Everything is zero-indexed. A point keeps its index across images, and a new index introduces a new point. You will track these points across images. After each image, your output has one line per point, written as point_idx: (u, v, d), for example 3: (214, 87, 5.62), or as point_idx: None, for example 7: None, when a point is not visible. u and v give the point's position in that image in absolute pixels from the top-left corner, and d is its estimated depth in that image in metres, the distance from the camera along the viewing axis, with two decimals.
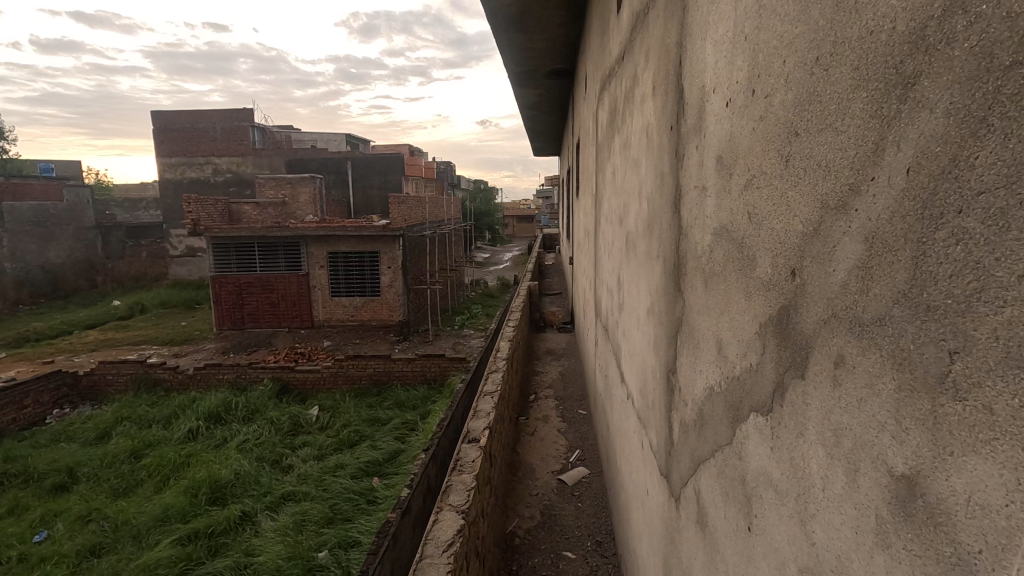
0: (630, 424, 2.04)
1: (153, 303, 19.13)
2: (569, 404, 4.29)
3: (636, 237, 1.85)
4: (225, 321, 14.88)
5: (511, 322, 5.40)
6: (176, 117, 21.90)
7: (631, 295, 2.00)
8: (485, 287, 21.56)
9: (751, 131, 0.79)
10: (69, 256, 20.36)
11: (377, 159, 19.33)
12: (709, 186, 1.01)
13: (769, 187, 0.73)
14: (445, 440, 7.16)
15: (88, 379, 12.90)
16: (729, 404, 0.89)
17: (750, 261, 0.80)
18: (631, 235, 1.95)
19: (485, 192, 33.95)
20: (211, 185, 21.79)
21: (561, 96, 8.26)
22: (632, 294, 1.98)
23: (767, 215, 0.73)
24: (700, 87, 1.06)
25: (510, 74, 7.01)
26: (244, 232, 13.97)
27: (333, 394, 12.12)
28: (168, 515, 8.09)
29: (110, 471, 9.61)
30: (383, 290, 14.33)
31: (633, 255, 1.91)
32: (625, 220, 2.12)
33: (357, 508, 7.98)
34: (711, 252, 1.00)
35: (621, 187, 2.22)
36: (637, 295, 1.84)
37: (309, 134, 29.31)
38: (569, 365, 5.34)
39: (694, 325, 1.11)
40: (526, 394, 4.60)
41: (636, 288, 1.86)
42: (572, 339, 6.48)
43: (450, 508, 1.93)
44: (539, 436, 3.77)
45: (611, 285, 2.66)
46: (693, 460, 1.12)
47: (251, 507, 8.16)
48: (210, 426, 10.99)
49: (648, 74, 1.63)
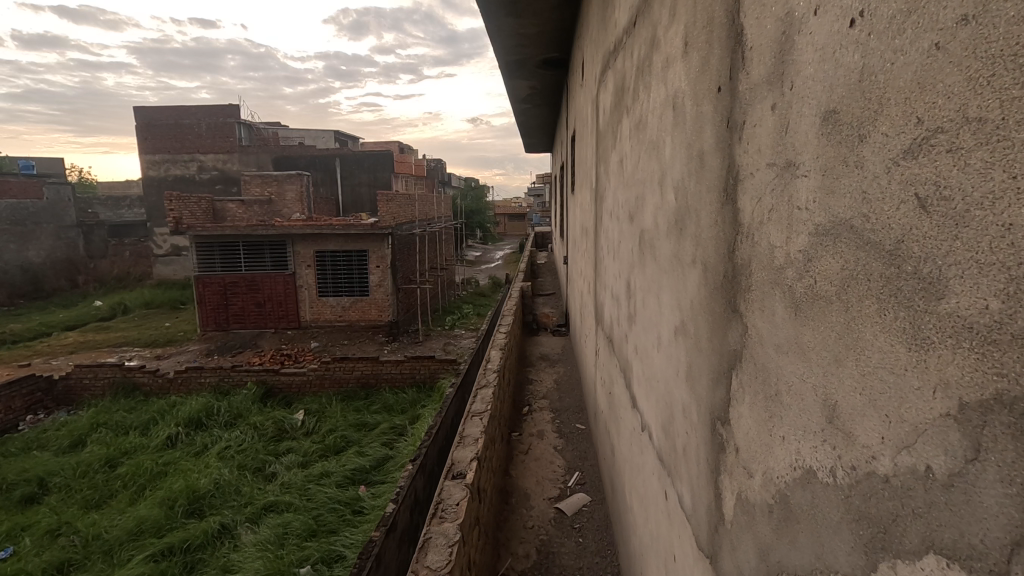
0: (646, 462, 1.70)
1: (136, 303, 18.62)
2: (565, 417, 3.96)
3: (655, 234, 1.51)
4: (209, 322, 14.43)
5: (503, 327, 5.04)
6: (160, 113, 21.40)
7: (646, 304, 1.66)
8: (476, 286, 21.19)
9: (933, 49, 0.44)
10: (49, 255, 19.82)
11: (366, 156, 18.95)
12: (804, 161, 0.66)
13: (1008, 143, 0.37)
14: (433, 449, 6.85)
15: (64, 383, 12.43)
16: (862, 516, 0.54)
17: (931, 282, 0.45)
18: (649, 233, 1.60)
19: (476, 189, 33.47)
20: (195, 182, 21.26)
21: (554, 88, 7.91)
22: (646, 303, 1.65)
23: (991, 199, 0.39)
24: (784, 16, 0.71)
25: (501, 64, 6.65)
26: (227, 231, 13.51)
27: (319, 398, 11.71)
28: (143, 528, 7.69)
29: (83, 481, 9.19)
30: (372, 290, 13.94)
31: (650, 258, 1.58)
32: (638, 216, 1.78)
33: (343, 520, 7.63)
34: (808, 264, 0.65)
35: (632, 178, 1.87)
36: (656, 308, 1.51)
37: (296, 131, 28.77)
38: (566, 372, 5.00)
39: (766, 363, 0.77)
40: (519, 405, 4.25)
41: (654, 301, 1.53)
42: (567, 343, 6.14)
43: (427, 571, 1.58)
44: (533, 455, 3.43)
45: (616, 289, 2.33)
46: (766, 563, 0.77)
47: (231, 519, 7.78)
48: (190, 432, 10.59)
49: (675, 28, 1.29)
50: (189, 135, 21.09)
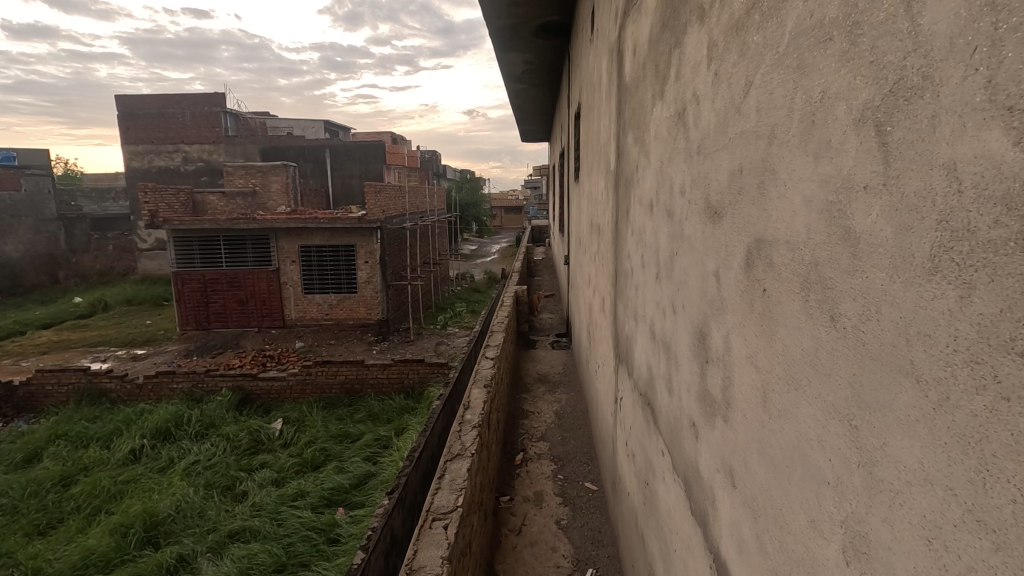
0: None
1: (116, 300, 17.61)
2: (570, 472, 3.04)
3: (836, 251, 0.60)
4: (188, 321, 13.42)
5: (491, 344, 4.11)
6: (142, 102, 20.10)
7: (769, 400, 0.77)
8: (472, 281, 20.23)
9: None
10: (28, 250, 18.76)
11: (358, 146, 17.97)
12: None
13: None
14: (415, 476, 5.94)
15: (25, 390, 11.44)
16: None
17: None
18: (793, 244, 0.69)
19: (472, 182, 32.48)
20: (179, 174, 20.13)
21: (554, 62, 6.95)
22: (775, 396, 0.75)
23: None
24: None
25: (490, 30, 5.69)
26: (207, 225, 12.56)
27: (299, 405, 10.73)
28: (90, 561, 6.72)
29: (31, 503, 8.20)
30: (359, 287, 12.99)
31: (800, 304, 0.68)
32: (745, 205, 0.86)
33: (315, 551, 6.66)
34: None
35: (725, 131, 0.95)
36: (822, 425, 0.63)
37: (286, 121, 27.62)
38: (570, 400, 4.08)
39: None
40: (510, 452, 3.34)
41: (817, 411, 0.64)
42: (569, 358, 5.24)
43: None
44: (527, 538, 2.52)
45: (666, 327, 1.42)
46: None
47: (191, 548, 6.83)
48: (156, 445, 9.60)
49: None
50: (173, 125, 19.97)
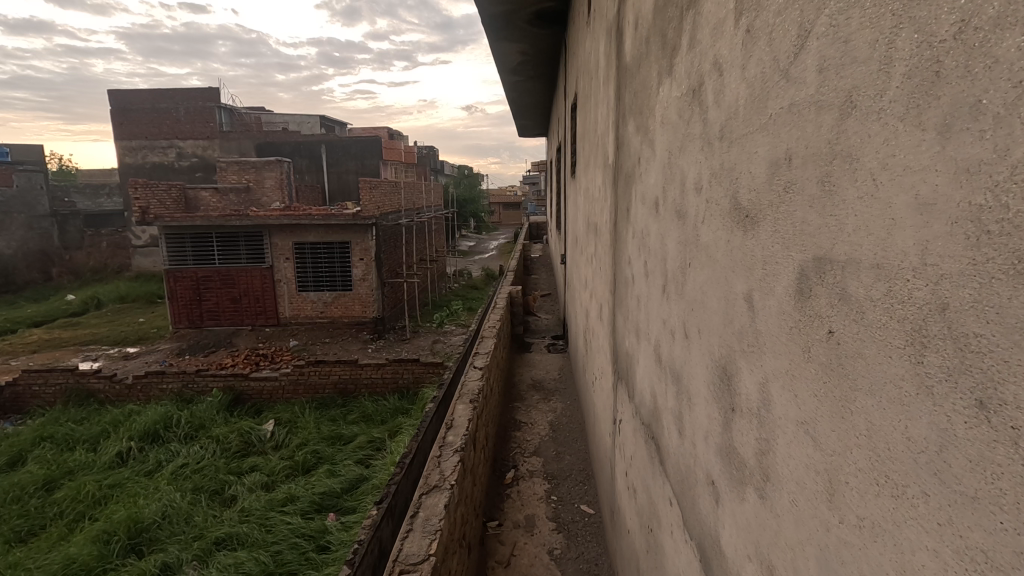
0: None
1: (109, 297, 17.29)
2: (564, 493, 2.79)
3: (998, 290, 0.35)
4: (181, 319, 13.14)
5: (481, 350, 3.86)
6: (135, 96, 19.75)
7: (840, 496, 0.52)
8: (470, 278, 19.96)
9: None
10: (20, 247, 18.44)
11: (354, 142, 17.62)
12: None
13: None
14: (405, 485, 5.69)
15: (11, 390, 11.16)
16: None
17: None
18: (894, 270, 0.45)
19: (470, 179, 32.15)
20: (173, 169, 19.80)
21: (551, 52, 6.66)
22: (848, 494, 0.51)
23: None
24: None
25: (483, 18, 5.41)
26: (199, 221, 12.27)
27: (291, 406, 10.46)
28: (71, 570, 6.44)
29: (13, 508, 7.89)
30: (354, 285, 12.70)
31: (908, 366, 0.43)
32: (799, 211, 0.61)
33: (303, 560, 6.38)
34: None
35: (767, 105, 0.69)
36: (953, 570, 0.39)
37: (281, 116, 27.22)
38: (567, 409, 3.84)
39: None
40: (500, 470, 3.09)
41: (943, 546, 0.40)
42: (565, 362, 4.99)
43: None
44: (516, 572, 2.28)
45: (675, 352, 1.17)
46: None
47: (176, 557, 6.55)
48: (144, 447, 9.31)
49: None
50: (167, 120, 19.62)
